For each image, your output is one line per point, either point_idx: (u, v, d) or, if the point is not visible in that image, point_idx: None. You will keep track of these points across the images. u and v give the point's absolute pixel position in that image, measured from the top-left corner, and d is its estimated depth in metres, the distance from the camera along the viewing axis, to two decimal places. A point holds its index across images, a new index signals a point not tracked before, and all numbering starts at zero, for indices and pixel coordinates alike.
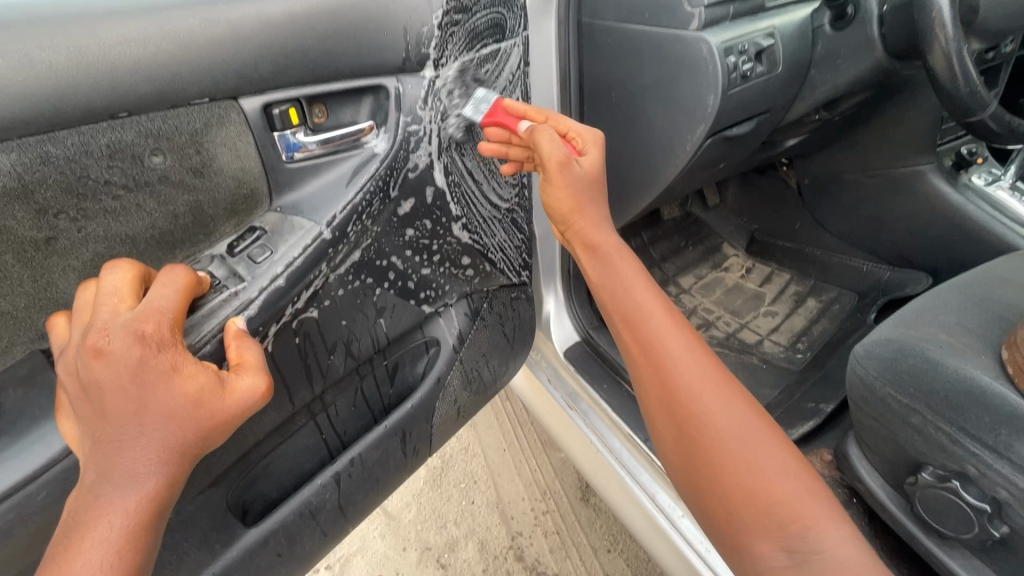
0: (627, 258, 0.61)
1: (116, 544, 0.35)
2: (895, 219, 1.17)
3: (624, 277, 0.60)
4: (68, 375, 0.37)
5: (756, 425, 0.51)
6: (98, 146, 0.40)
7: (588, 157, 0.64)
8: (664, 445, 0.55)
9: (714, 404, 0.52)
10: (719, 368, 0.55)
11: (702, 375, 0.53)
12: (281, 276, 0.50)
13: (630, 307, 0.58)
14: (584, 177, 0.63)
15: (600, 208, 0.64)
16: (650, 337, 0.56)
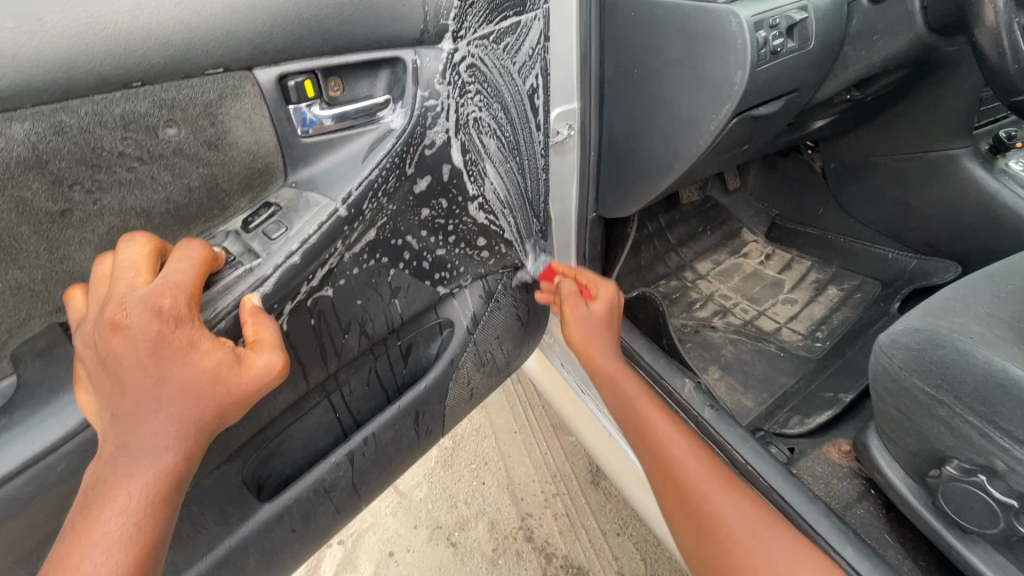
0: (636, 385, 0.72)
1: (134, 515, 0.35)
2: (924, 205, 1.13)
3: (634, 398, 0.70)
4: (85, 347, 0.37)
5: (758, 517, 0.60)
6: (112, 115, 0.39)
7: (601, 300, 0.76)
8: (688, 553, 0.63)
9: (725, 507, 0.60)
10: (723, 474, 0.64)
11: (714, 481, 0.62)
12: (295, 253, 0.49)
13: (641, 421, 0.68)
14: (595, 318, 0.75)
15: (611, 338, 0.76)
16: (661, 447, 0.66)
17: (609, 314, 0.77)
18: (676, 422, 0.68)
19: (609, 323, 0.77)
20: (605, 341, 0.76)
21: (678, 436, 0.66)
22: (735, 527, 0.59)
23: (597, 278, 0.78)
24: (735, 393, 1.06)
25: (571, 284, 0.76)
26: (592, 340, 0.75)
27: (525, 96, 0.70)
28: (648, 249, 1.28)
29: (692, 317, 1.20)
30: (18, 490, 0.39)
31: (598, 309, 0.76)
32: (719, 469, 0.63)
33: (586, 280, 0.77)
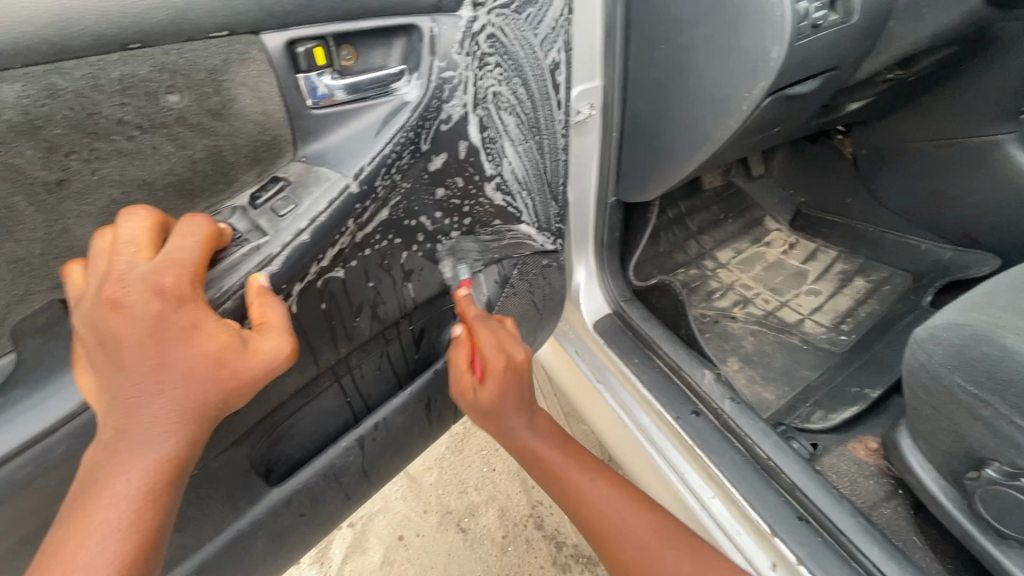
0: (547, 444, 0.68)
1: (134, 501, 0.34)
2: (963, 194, 1.07)
3: (549, 457, 0.67)
4: (83, 326, 0.35)
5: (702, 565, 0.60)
6: (109, 79, 0.37)
7: (493, 381, 0.64)
8: None
9: (660, 560, 0.60)
10: (659, 524, 0.63)
11: (640, 525, 0.63)
12: (304, 231, 0.47)
13: (558, 479, 0.66)
14: (487, 406, 0.65)
15: (523, 400, 0.68)
16: (582, 506, 0.64)
17: (505, 391, 0.65)
18: (584, 460, 0.68)
19: (508, 398, 0.66)
20: (510, 415, 0.67)
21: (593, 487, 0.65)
22: None
23: (486, 348, 0.64)
24: (755, 385, 1.03)
25: (462, 357, 0.66)
26: (500, 417, 0.66)
27: (547, 71, 0.66)
28: (668, 236, 1.23)
29: (711, 307, 1.16)
30: (15, 473, 0.37)
31: (491, 396, 0.65)
32: (640, 504, 0.65)
33: (476, 346, 0.65)
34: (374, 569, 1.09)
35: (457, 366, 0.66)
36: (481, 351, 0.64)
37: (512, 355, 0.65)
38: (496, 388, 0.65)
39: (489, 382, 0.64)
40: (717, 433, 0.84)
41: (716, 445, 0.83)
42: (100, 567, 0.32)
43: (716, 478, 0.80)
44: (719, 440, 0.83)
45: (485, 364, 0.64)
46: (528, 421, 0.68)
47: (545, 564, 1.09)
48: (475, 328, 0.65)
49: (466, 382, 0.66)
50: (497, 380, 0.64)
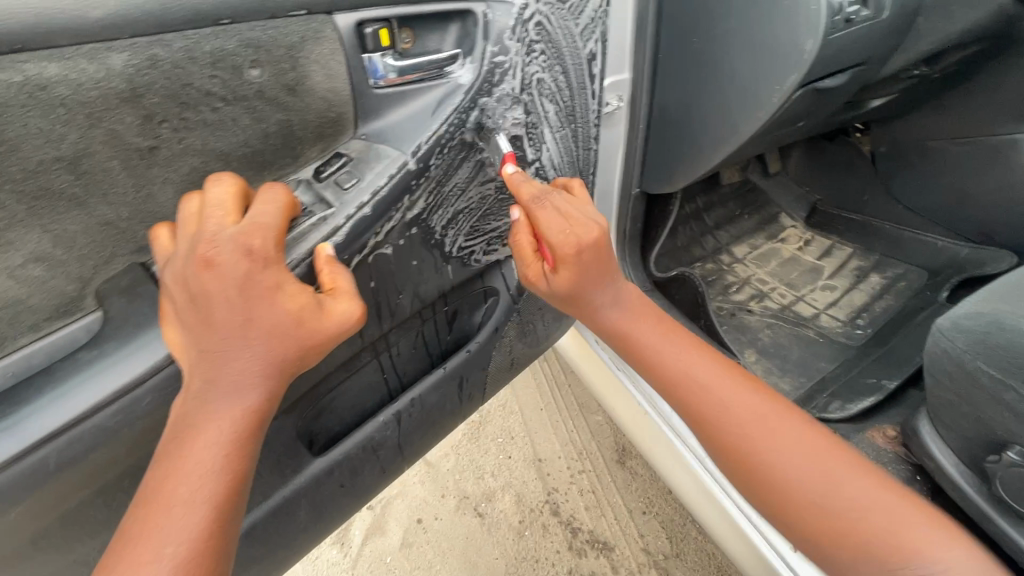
0: (645, 320, 0.62)
1: (223, 448, 0.36)
2: (980, 192, 1.08)
3: (653, 344, 0.61)
4: (175, 283, 0.38)
5: (816, 444, 0.55)
6: (202, 52, 0.39)
7: (567, 266, 0.56)
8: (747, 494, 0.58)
9: (771, 428, 0.56)
10: (771, 402, 0.58)
11: (748, 399, 0.58)
12: (366, 205, 0.49)
13: (659, 365, 0.61)
14: (565, 291, 0.59)
15: (608, 272, 0.59)
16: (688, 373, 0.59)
17: (587, 257, 0.57)
18: (685, 338, 0.63)
19: (589, 276, 0.58)
20: (598, 281, 0.59)
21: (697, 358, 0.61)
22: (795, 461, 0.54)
23: (551, 230, 0.55)
24: (772, 376, 1.05)
25: (527, 244, 0.59)
26: (586, 295, 0.59)
27: (586, 60, 0.67)
28: (686, 231, 1.25)
29: (728, 300, 1.18)
30: (107, 420, 0.40)
31: (567, 283, 0.57)
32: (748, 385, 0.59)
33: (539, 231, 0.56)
34: (393, 550, 1.11)
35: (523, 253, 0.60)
36: (546, 234, 0.55)
37: (585, 234, 0.55)
38: (569, 276, 0.57)
39: (563, 270, 0.56)
40: None
41: None
42: (197, 505, 0.35)
43: None
44: None
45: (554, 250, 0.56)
46: (620, 299, 0.61)
47: (561, 549, 1.11)
48: (535, 205, 0.56)
49: (537, 267, 0.59)
50: (570, 267, 0.56)
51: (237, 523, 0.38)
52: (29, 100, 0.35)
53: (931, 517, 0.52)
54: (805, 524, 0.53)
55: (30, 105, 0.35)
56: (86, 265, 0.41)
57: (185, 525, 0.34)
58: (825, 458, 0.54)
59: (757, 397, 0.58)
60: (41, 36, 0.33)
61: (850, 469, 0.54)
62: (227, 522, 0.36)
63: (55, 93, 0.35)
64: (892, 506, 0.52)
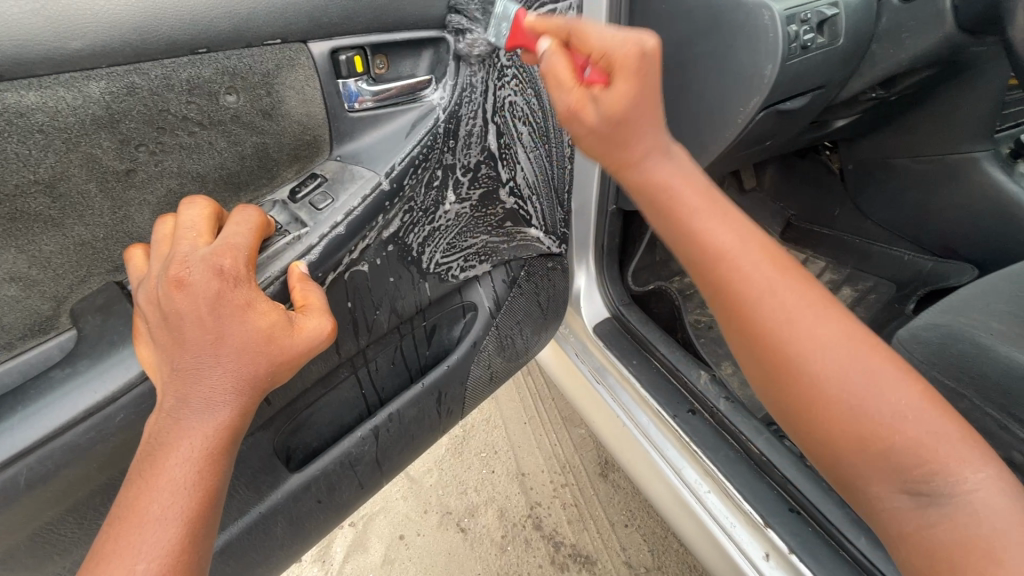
0: (685, 182, 0.48)
1: (196, 464, 0.37)
2: (943, 207, 1.13)
3: (686, 204, 0.47)
4: (147, 303, 0.39)
5: (864, 345, 0.43)
6: (179, 80, 0.41)
7: (624, 76, 0.45)
8: (762, 388, 0.46)
9: (810, 318, 0.43)
10: (818, 288, 0.45)
11: (793, 283, 0.44)
12: (340, 224, 0.51)
13: (680, 226, 0.47)
14: (618, 114, 0.45)
15: (650, 114, 0.47)
16: (714, 237, 0.45)
17: (644, 75, 0.45)
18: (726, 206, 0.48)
19: (642, 108, 0.46)
20: (637, 125, 0.47)
21: (734, 227, 0.46)
22: (830, 360, 0.42)
23: (597, 39, 0.46)
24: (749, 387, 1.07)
25: (564, 64, 0.48)
26: (628, 135, 0.46)
27: None
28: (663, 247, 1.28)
29: (706, 313, 1.20)
30: (80, 437, 0.40)
31: (621, 98, 0.45)
32: (797, 269, 0.45)
33: (583, 43, 0.47)
34: (374, 568, 1.10)
35: (559, 82, 0.48)
36: (594, 41, 0.46)
37: (643, 42, 0.44)
38: (627, 89, 0.45)
39: (618, 81, 0.45)
40: (714, 432, 0.87)
41: (711, 442, 0.86)
42: (169, 522, 0.35)
43: (712, 473, 0.82)
44: (715, 438, 0.86)
45: (609, 59, 0.45)
46: (659, 155, 0.48)
47: (543, 563, 1.11)
48: (576, 23, 0.47)
49: (578, 94, 0.47)
50: (627, 76, 0.44)
51: (211, 539, 0.38)
52: (7, 126, 0.36)
53: (983, 453, 0.41)
54: (835, 436, 0.42)
55: (7, 131, 0.36)
56: (61, 284, 0.42)
57: (158, 540, 0.35)
58: (875, 360, 0.42)
59: (804, 281, 0.45)
60: (20, 64, 0.35)
61: (899, 375, 0.42)
62: (200, 535, 0.36)
63: (33, 120, 0.36)
64: (938, 426, 0.40)
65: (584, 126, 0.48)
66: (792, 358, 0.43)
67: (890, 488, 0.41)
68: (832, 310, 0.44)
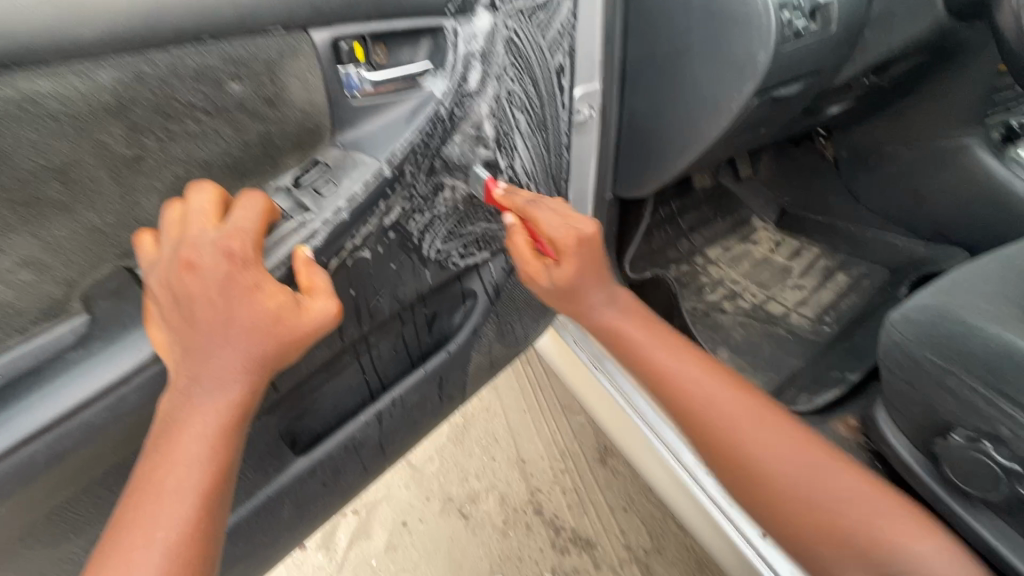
0: (650, 334, 0.67)
1: (210, 439, 0.38)
2: (935, 193, 1.14)
3: (656, 357, 0.65)
4: (158, 286, 0.40)
5: (807, 453, 0.60)
6: (186, 67, 0.42)
7: (568, 255, 0.63)
8: (736, 495, 0.63)
9: (761, 436, 0.61)
10: (767, 408, 0.63)
11: (742, 411, 0.62)
12: (344, 210, 0.52)
13: (659, 377, 0.65)
14: (564, 284, 0.65)
15: (601, 276, 0.67)
16: (686, 394, 0.63)
17: (580, 259, 0.64)
18: (684, 345, 0.67)
19: (586, 273, 0.65)
20: (594, 290, 0.67)
21: (694, 364, 0.65)
22: (783, 471, 0.60)
23: (549, 226, 0.63)
24: (744, 372, 1.09)
25: (524, 240, 0.64)
26: (580, 294, 0.66)
27: (554, 72, 0.71)
28: (659, 236, 1.29)
29: (702, 300, 1.22)
30: (95, 417, 0.42)
31: (567, 274, 0.64)
32: (746, 394, 0.63)
33: (539, 230, 0.64)
34: (379, 553, 1.12)
35: (519, 252, 0.65)
36: (547, 232, 0.63)
37: (580, 230, 0.63)
38: (571, 265, 0.64)
39: (564, 260, 0.64)
40: None
41: None
42: (184, 494, 0.37)
43: None
44: None
45: (555, 243, 0.63)
46: (611, 299, 0.68)
47: (544, 547, 1.14)
48: (529, 208, 0.63)
49: (536, 266, 0.65)
50: (571, 254, 0.63)
51: (224, 512, 0.40)
52: (22, 113, 0.37)
53: (929, 527, 0.57)
54: (795, 523, 0.59)
55: (22, 119, 0.37)
56: (72, 268, 0.42)
57: (175, 512, 0.36)
58: (813, 455, 0.60)
59: (751, 401, 0.63)
60: (33, 52, 0.36)
61: (840, 468, 0.60)
62: (213, 511, 0.38)
63: (46, 107, 0.37)
64: (871, 498, 0.58)
65: (540, 286, 0.67)
66: (758, 480, 0.60)
67: (859, 566, 0.56)
68: (778, 426, 0.62)
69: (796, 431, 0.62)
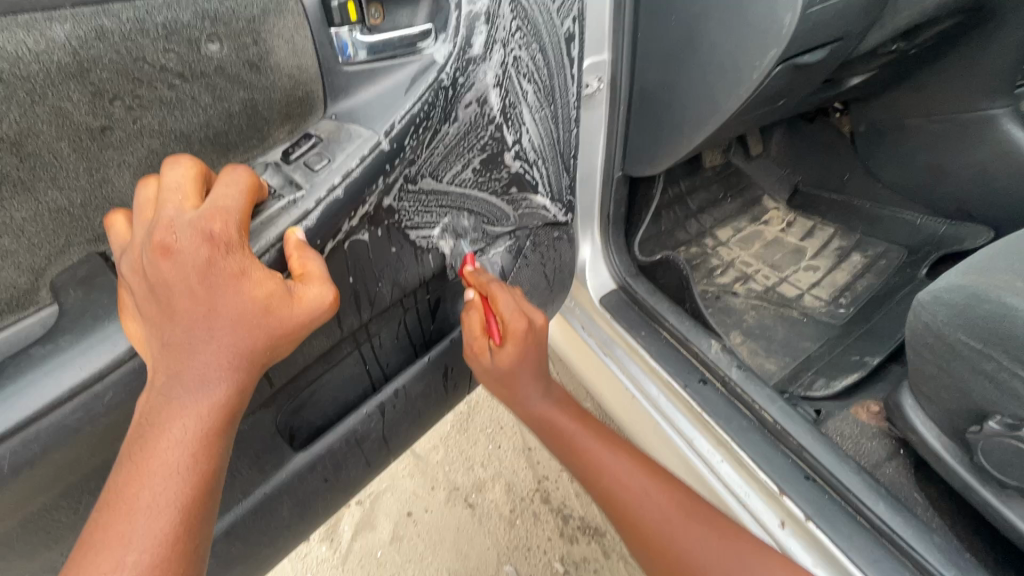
0: (567, 418, 0.74)
1: (191, 445, 0.35)
2: (958, 168, 1.09)
3: (573, 432, 0.72)
4: (132, 273, 0.36)
5: (697, 528, 0.63)
6: (154, 23, 0.38)
7: (511, 343, 0.67)
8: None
9: (670, 520, 0.64)
10: (671, 490, 0.67)
11: (654, 489, 0.67)
12: (338, 187, 0.47)
13: (575, 452, 0.71)
14: (505, 368, 0.69)
15: (538, 367, 0.73)
16: (596, 460, 0.70)
17: (525, 349, 0.69)
18: (598, 432, 0.73)
19: (528, 363, 0.71)
20: (529, 381, 0.72)
21: (592, 437, 0.72)
22: (697, 559, 0.61)
23: (505, 309, 0.66)
24: (758, 356, 1.05)
25: (478, 322, 0.68)
26: (518, 385, 0.72)
27: (563, 39, 0.65)
28: (669, 216, 1.24)
29: (713, 283, 1.18)
30: (67, 418, 0.38)
31: (508, 357, 0.68)
32: (654, 473, 0.69)
33: (493, 308, 0.67)
34: (383, 544, 1.10)
35: (472, 330, 0.69)
36: (501, 313, 0.66)
37: (532, 318, 0.68)
38: (512, 351, 0.68)
39: (508, 344, 0.68)
40: (725, 401, 0.85)
41: (724, 412, 0.84)
42: (160, 510, 0.33)
43: (724, 442, 0.81)
44: (727, 407, 0.84)
45: (506, 327, 0.67)
46: (546, 391, 0.74)
47: (552, 536, 1.11)
48: (491, 292, 0.66)
49: (482, 344, 0.69)
50: (516, 342, 0.67)
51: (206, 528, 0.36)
52: None
53: None
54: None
55: None
56: (38, 255, 0.38)
57: (149, 529, 0.33)
58: (726, 539, 0.63)
59: (652, 481, 0.67)
60: None
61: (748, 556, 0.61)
62: (195, 525, 0.35)
63: None
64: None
65: (482, 364, 0.71)
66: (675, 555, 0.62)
67: None
68: (673, 499, 0.66)
69: (692, 505, 0.66)
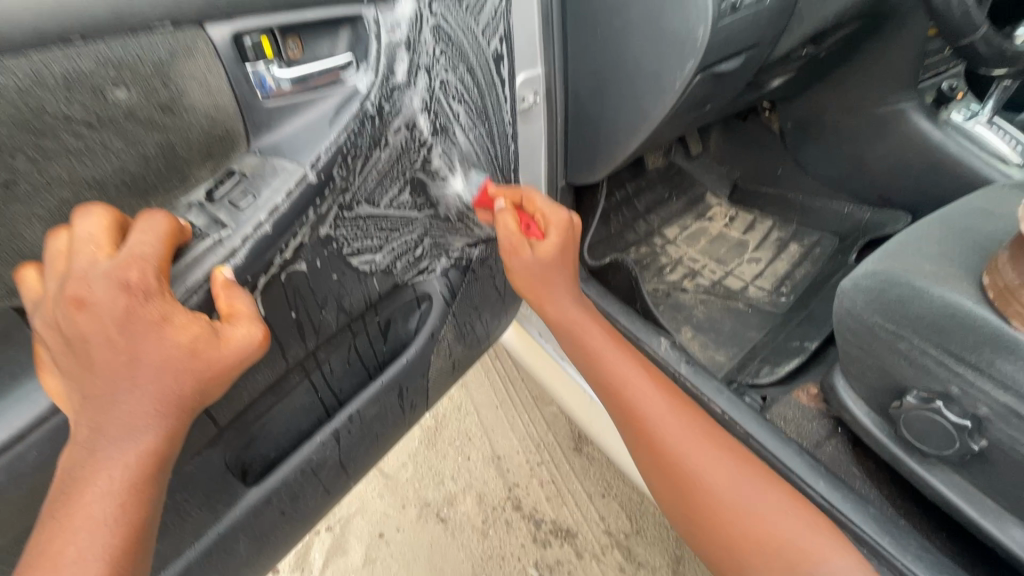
0: (595, 330, 0.71)
1: (116, 497, 0.36)
2: (876, 159, 1.17)
3: (605, 353, 0.70)
4: (48, 330, 0.37)
5: (707, 449, 0.66)
6: (52, 75, 0.38)
7: (552, 237, 0.67)
8: (662, 494, 0.68)
9: (689, 450, 0.65)
10: (688, 419, 0.68)
11: (672, 415, 0.68)
12: (265, 222, 0.48)
13: (600, 366, 0.70)
14: (542, 262, 0.67)
15: (570, 284, 0.71)
16: (630, 399, 0.68)
17: (561, 253, 0.68)
18: (623, 347, 0.72)
19: (561, 263, 0.69)
20: (558, 285, 0.69)
21: (631, 366, 0.70)
22: (705, 475, 0.64)
23: (541, 205, 0.69)
24: (709, 349, 1.09)
25: (512, 219, 0.65)
26: (549, 282, 0.69)
27: (491, 60, 0.67)
28: (617, 219, 1.28)
29: (662, 281, 1.22)
30: None
31: (549, 251, 0.67)
32: (666, 392, 0.70)
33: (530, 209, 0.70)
34: (356, 569, 1.08)
35: (507, 229, 0.65)
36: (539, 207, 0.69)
37: (568, 217, 0.69)
38: (553, 245, 0.67)
39: (550, 237, 0.67)
40: None
41: None
42: (87, 562, 0.35)
43: None
44: None
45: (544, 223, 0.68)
46: (575, 302, 0.71)
47: (525, 542, 1.12)
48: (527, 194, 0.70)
49: (518, 240, 0.65)
50: (556, 236, 0.67)
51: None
52: None
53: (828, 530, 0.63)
54: (732, 542, 0.62)
55: None
56: None
57: None
58: (730, 468, 0.66)
59: (662, 396, 0.69)
60: None
61: (749, 480, 0.65)
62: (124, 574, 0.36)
63: None
64: (777, 504, 0.64)
65: (516, 264, 0.67)
66: (683, 476, 0.65)
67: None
68: (688, 424, 0.68)
69: (697, 424, 0.68)
